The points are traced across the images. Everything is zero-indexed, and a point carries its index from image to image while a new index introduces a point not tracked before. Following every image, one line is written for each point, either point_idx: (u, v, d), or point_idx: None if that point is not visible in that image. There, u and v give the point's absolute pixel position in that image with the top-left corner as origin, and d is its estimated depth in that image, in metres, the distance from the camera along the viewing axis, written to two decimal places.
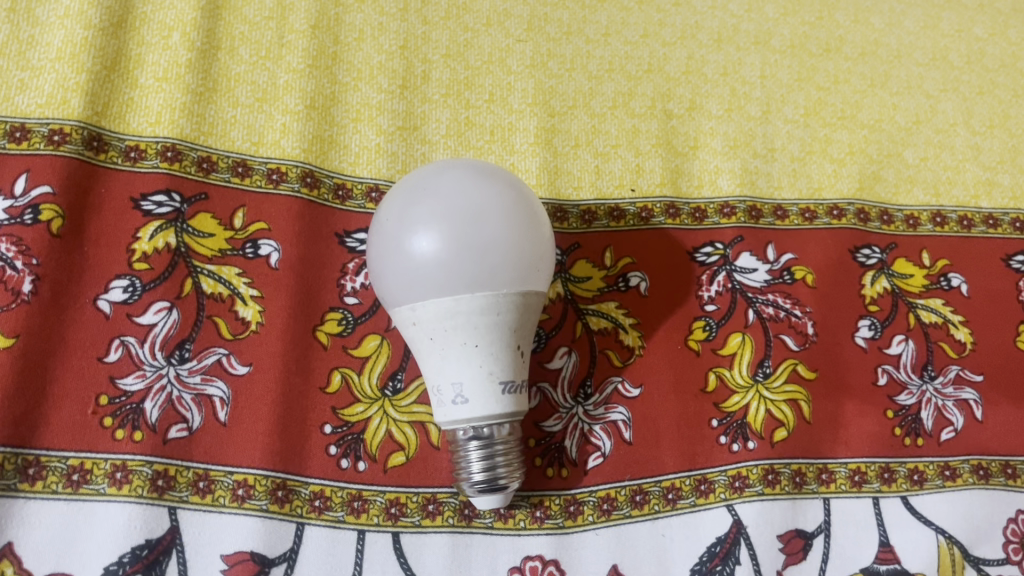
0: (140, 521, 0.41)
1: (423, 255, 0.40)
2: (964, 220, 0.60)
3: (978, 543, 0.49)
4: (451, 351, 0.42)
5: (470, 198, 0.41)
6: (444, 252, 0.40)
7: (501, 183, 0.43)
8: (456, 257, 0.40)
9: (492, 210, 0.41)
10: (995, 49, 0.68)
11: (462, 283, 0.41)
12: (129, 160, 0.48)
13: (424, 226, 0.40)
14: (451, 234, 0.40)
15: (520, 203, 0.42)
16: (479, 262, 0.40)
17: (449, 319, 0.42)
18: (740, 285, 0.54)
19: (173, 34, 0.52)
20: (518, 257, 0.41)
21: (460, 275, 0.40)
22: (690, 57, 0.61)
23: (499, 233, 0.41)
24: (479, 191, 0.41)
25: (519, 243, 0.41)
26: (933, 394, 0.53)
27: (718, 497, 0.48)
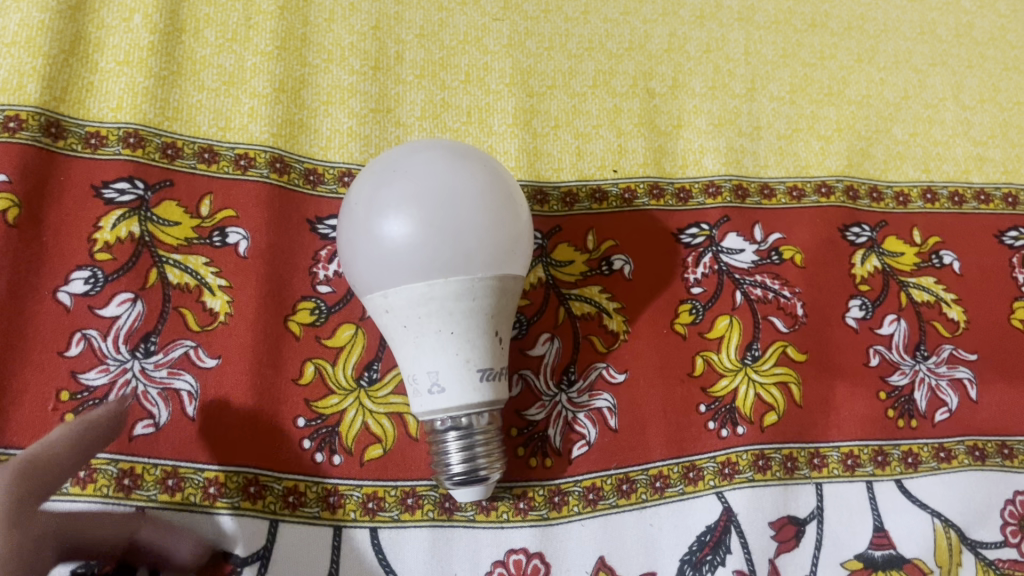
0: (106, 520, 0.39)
1: (395, 240, 0.38)
2: (955, 196, 0.58)
3: (975, 526, 0.48)
4: (426, 339, 0.41)
5: (443, 180, 0.39)
6: (417, 235, 0.38)
7: (477, 166, 0.41)
8: (428, 242, 0.38)
9: (467, 192, 0.39)
10: (985, 22, 0.66)
11: (436, 268, 0.39)
12: (89, 147, 0.46)
13: (397, 207, 0.39)
14: (424, 217, 0.38)
15: (495, 185, 0.41)
16: (454, 246, 0.39)
17: (422, 306, 0.40)
18: (727, 267, 0.52)
19: (134, 16, 0.50)
20: (493, 241, 0.40)
21: (433, 260, 0.39)
22: (672, 34, 0.60)
23: (474, 216, 0.39)
24: (453, 172, 0.40)
25: (495, 225, 0.40)
26: (926, 374, 0.52)
27: (708, 484, 0.46)
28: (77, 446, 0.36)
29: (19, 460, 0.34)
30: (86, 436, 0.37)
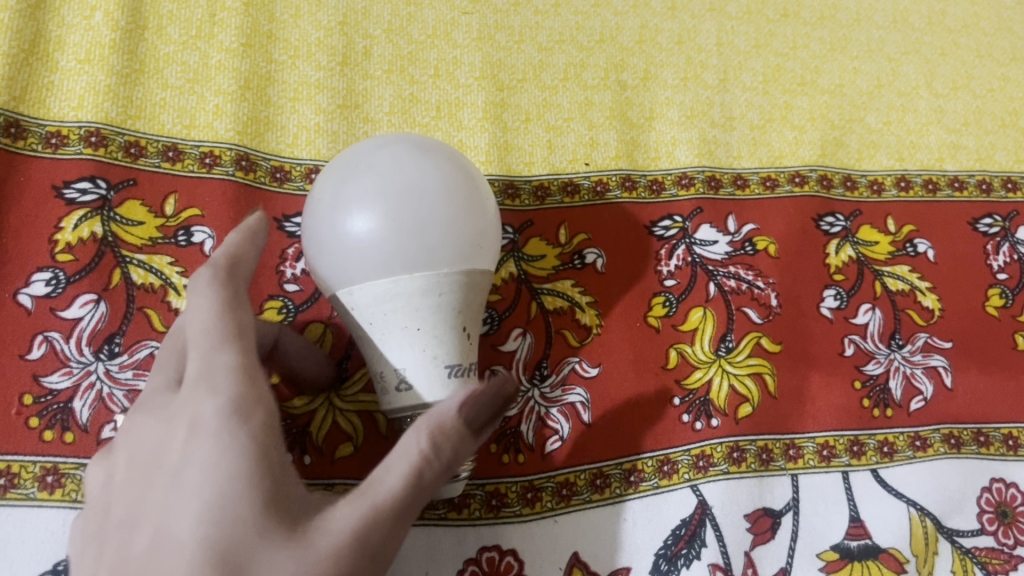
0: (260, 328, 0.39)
1: (358, 234, 0.37)
2: (930, 184, 0.58)
3: (952, 514, 0.47)
4: (393, 336, 0.40)
5: (409, 175, 0.38)
6: (381, 230, 0.37)
7: (442, 159, 0.40)
8: (393, 238, 0.37)
9: (433, 186, 0.38)
10: (957, 10, 0.66)
11: (400, 263, 0.38)
12: (50, 147, 0.46)
13: (362, 200, 0.38)
14: (389, 212, 0.37)
15: (460, 179, 0.40)
16: (419, 241, 0.38)
17: (387, 303, 0.39)
18: (700, 259, 0.52)
19: (95, 14, 0.50)
20: (458, 237, 0.39)
21: (399, 256, 0.38)
22: (644, 26, 0.59)
23: (440, 211, 0.38)
24: (418, 167, 0.39)
25: (462, 220, 0.39)
26: (901, 362, 0.51)
27: (682, 477, 0.46)
28: (256, 245, 0.37)
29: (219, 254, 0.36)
30: (261, 238, 0.37)
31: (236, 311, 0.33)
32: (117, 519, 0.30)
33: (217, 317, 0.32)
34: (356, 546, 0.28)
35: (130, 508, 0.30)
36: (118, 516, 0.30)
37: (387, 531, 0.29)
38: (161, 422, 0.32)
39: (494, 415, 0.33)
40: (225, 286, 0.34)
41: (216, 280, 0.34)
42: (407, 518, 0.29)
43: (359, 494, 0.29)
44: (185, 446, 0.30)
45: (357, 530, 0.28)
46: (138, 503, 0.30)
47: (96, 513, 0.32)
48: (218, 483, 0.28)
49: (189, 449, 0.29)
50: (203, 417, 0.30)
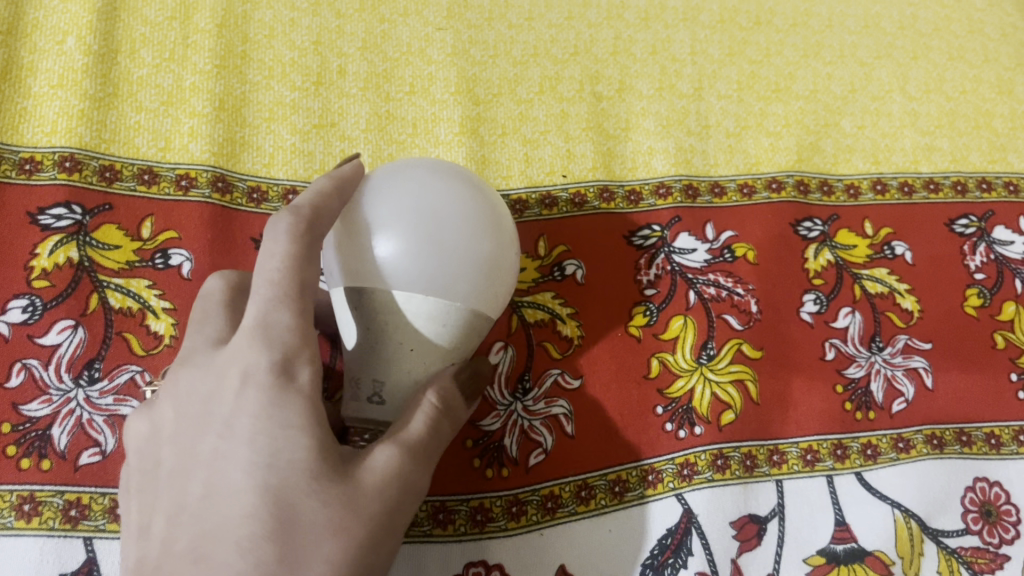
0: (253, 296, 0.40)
1: (378, 246, 0.35)
2: (905, 186, 0.59)
3: (937, 514, 0.47)
4: (384, 349, 0.37)
5: (441, 197, 0.36)
6: (404, 245, 0.35)
7: (478, 189, 0.38)
8: (413, 254, 0.35)
9: (463, 214, 0.36)
10: (928, 13, 0.67)
11: (415, 283, 0.35)
12: (24, 173, 0.46)
13: (390, 212, 0.35)
14: (415, 229, 0.35)
15: (492, 216, 0.38)
16: (440, 264, 0.35)
17: (390, 316, 0.36)
18: (680, 267, 0.52)
19: (67, 38, 0.50)
20: (482, 267, 0.36)
21: (415, 275, 0.35)
22: (617, 37, 0.60)
23: (462, 237, 0.35)
24: (451, 193, 0.37)
25: (488, 255, 0.36)
26: (882, 365, 0.51)
27: (667, 487, 0.46)
28: (341, 197, 0.36)
29: (304, 201, 0.34)
30: (347, 190, 0.37)
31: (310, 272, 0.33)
32: (169, 466, 0.32)
33: (288, 273, 0.32)
34: (400, 482, 0.32)
35: (179, 458, 0.32)
36: (168, 466, 0.32)
37: (420, 469, 0.33)
38: (209, 375, 0.33)
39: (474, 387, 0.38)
40: (302, 242, 0.33)
41: (297, 231, 0.33)
42: (428, 461, 0.34)
43: (392, 438, 0.33)
44: (237, 395, 0.31)
45: (399, 468, 0.32)
46: (188, 453, 0.32)
47: (147, 459, 0.34)
48: (275, 434, 0.30)
49: (239, 406, 0.31)
50: (256, 372, 0.31)
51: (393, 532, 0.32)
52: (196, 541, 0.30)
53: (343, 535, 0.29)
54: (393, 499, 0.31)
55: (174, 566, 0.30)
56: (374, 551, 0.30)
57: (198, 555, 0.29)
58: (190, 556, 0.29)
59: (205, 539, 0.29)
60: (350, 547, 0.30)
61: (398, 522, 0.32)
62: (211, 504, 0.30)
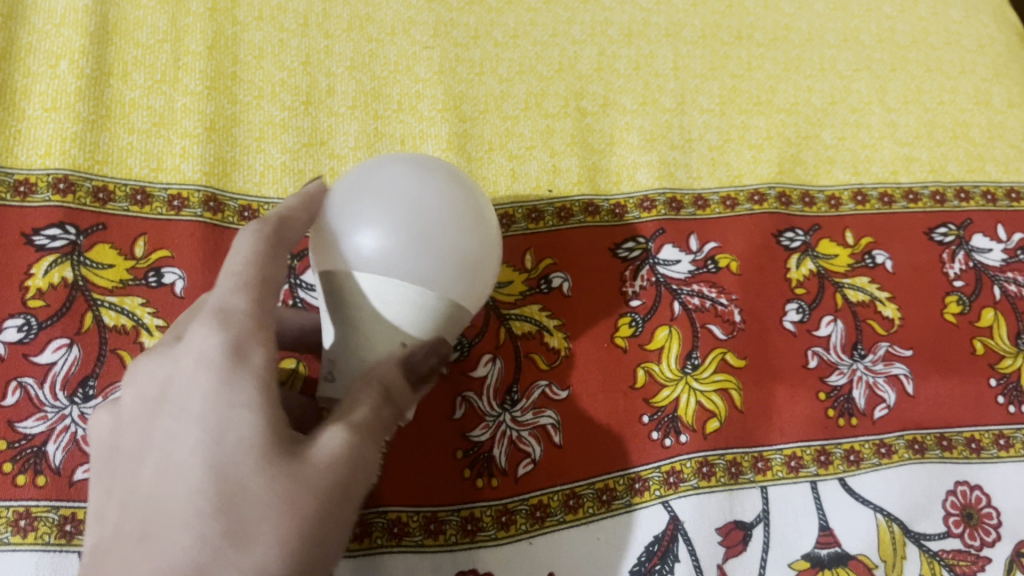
0: None
1: (338, 227, 0.36)
2: (885, 197, 0.60)
3: (918, 518, 0.48)
4: (340, 327, 0.37)
5: (408, 186, 0.36)
6: (364, 234, 0.35)
7: (468, 191, 0.38)
8: (357, 233, 0.35)
9: (422, 202, 0.35)
10: (906, 26, 0.68)
11: (355, 261, 0.35)
12: (19, 195, 0.47)
13: (373, 207, 0.35)
14: (366, 211, 0.35)
15: (461, 211, 0.36)
16: (413, 263, 0.34)
17: (339, 294, 0.36)
18: (664, 278, 0.53)
19: (61, 62, 0.51)
20: (458, 268, 0.36)
21: (355, 253, 0.35)
22: (601, 53, 0.61)
23: (407, 222, 0.35)
24: (424, 183, 0.36)
25: (435, 245, 0.35)
26: (863, 372, 0.52)
27: (653, 494, 0.47)
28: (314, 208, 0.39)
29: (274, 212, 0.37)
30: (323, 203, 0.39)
31: (270, 270, 0.35)
32: (128, 449, 0.33)
33: (248, 266, 0.34)
34: (348, 463, 0.32)
35: (137, 439, 0.32)
36: (127, 448, 0.33)
37: (365, 450, 0.33)
38: (163, 359, 0.33)
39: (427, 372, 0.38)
40: (265, 242, 0.36)
41: (261, 233, 0.36)
42: (377, 444, 0.34)
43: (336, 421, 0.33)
44: (191, 375, 0.31)
45: (341, 450, 0.32)
46: (145, 434, 0.32)
47: (108, 440, 0.34)
48: None
49: (193, 386, 0.31)
50: (209, 352, 0.31)
51: (346, 508, 0.32)
52: (145, 520, 0.30)
53: (288, 516, 0.30)
54: (342, 475, 0.32)
55: (124, 549, 0.30)
56: (326, 529, 0.31)
57: (146, 534, 0.30)
58: (139, 535, 0.30)
59: (153, 519, 0.30)
60: (297, 529, 0.30)
61: (348, 504, 0.32)
62: (158, 487, 0.30)
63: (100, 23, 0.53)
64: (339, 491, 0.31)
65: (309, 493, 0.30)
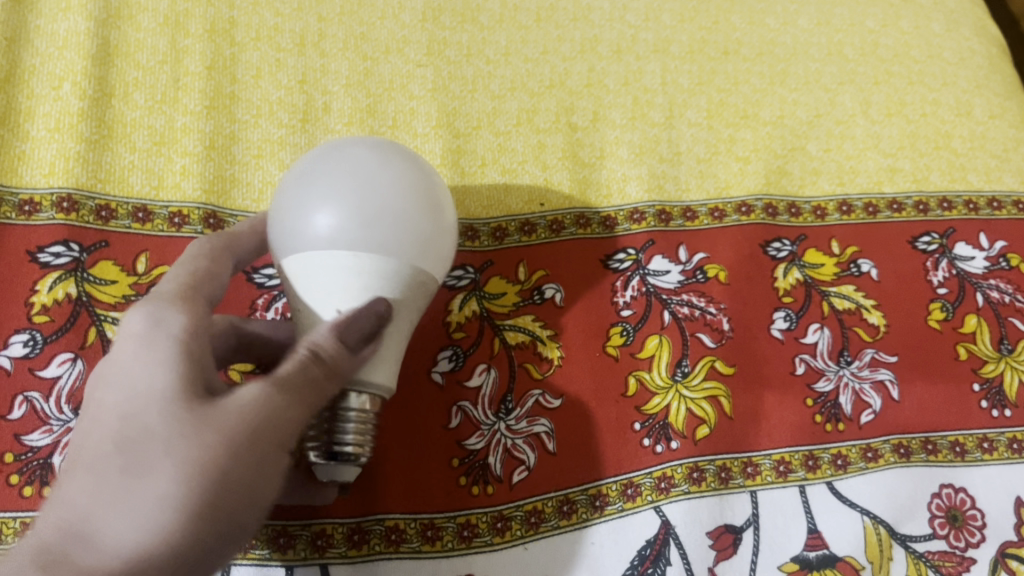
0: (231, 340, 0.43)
1: (281, 212, 0.39)
2: (870, 207, 0.61)
3: (904, 520, 0.49)
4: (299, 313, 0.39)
5: (341, 165, 0.38)
6: (298, 210, 0.37)
7: (421, 175, 0.39)
8: (293, 211, 0.38)
9: (350, 174, 0.37)
10: (888, 40, 0.69)
11: (293, 237, 0.37)
12: (23, 214, 0.48)
13: (327, 191, 0.37)
14: (301, 191, 0.38)
15: (389, 181, 0.38)
16: (336, 226, 0.36)
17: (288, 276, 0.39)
18: (654, 288, 0.55)
19: (63, 84, 0.53)
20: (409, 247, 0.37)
21: (291, 229, 0.37)
22: (591, 69, 0.63)
23: (333, 191, 0.37)
24: (356, 161, 0.38)
25: (358, 208, 0.36)
26: (850, 378, 0.54)
27: (645, 500, 0.48)
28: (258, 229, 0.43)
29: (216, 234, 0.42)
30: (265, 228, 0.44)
31: (214, 267, 0.39)
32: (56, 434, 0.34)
33: (183, 267, 0.38)
34: (258, 416, 0.32)
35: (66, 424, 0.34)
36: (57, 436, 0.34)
37: (289, 404, 0.33)
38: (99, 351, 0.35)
39: (373, 330, 0.36)
40: (204, 252, 0.40)
41: (200, 247, 0.40)
42: (303, 402, 0.33)
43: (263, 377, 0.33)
44: (118, 350, 0.33)
45: (258, 401, 0.32)
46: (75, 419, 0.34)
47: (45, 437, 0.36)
48: (265, 455, 0.32)
49: (118, 359, 0.33)
50: (135, 327, 0.34)
51: (259, 460, 0.32)
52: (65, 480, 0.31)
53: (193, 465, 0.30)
54: (250, 421, 0.32)
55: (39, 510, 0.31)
56: (235, 476, 0.31)
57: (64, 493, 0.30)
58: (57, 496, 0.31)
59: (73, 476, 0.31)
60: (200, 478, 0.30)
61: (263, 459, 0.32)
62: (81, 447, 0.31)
63: (101, 46, 0.55)
64: (245, 436, 0.31)
65: (212, 435, 0.31)
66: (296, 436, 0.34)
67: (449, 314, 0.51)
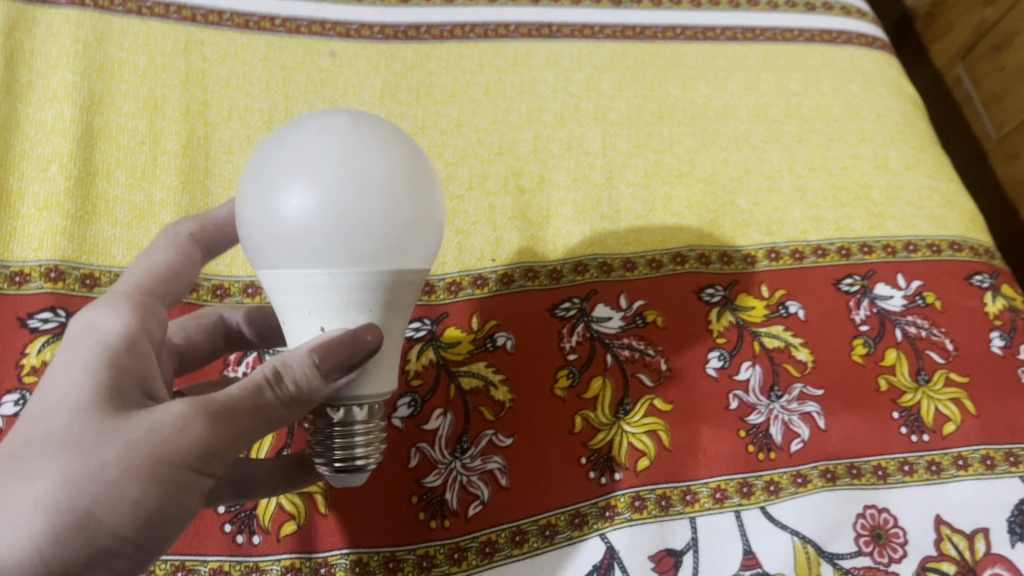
0: (217, 335, 0.51)
1: (263, 218, 0.36)
2: (796, 253, 0.66)
3: (831, 540, 0.54)
4: (290, 314, 0.39)
5: (320, 163, 0.35)
6: (287, 224, 0.35)
7: (392, 150, 0.37)
8: (281, 224, 0.36)
9: (335, 179, 0.35)
10: (811, 101, 0.76)
11: (286, 249, 0.36)
12: (14, 284, 0.53)
13: (287, 201, 0.35)
14: (285, 202, 0.35)
15: (377, 176, 0.36)
16: (336, 243, 0.35)
17: (281, 278, 0.38)
18: (598, 333, 0.60)
19: (51, 166, 0.58)
20: (387, 241, 0.36)
21: (285, 243, 0.36)
22: (537, 137, 0.69)
23: (323, 205, 0.35)
24: (334, 156, 0.35)
25: (357, 221, 0.35)
26: (779, 411, 0.58)
27: (592, 528, 0.52)
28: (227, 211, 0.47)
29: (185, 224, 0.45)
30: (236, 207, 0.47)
31: (174, 260, 0.43)
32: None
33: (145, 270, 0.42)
34: (169, 433, 0.33)
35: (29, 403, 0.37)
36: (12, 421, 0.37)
37: (217, 423, 0.34)
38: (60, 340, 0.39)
39: (353, 354, 0.36)
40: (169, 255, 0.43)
41: (164, 245, 0.44)
42: (233, 425, 0.35)
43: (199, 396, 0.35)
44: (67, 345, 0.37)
45: (178, 418, 0.34)
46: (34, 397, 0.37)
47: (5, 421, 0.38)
48: None
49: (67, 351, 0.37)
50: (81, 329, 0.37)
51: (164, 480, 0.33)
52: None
53: (100, 480, 0.32)
54: (156, 436, 0.33)
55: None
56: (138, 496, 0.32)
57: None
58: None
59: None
60: (105, 491, 0.32)
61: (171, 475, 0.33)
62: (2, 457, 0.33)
63: (86, 130, 0.60)
64: (144, 454, 0.32)
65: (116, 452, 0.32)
66: (223, 457, 0.35)
67: (408, 363, 0.56)
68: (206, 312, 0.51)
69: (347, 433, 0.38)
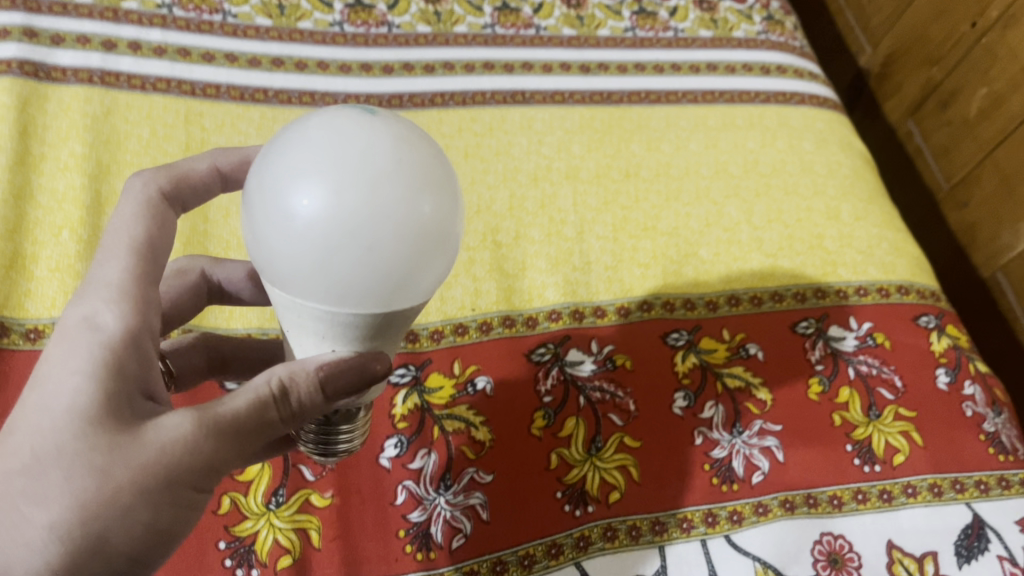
0: (200, 294, 0.55)
1: (274, 232, 0.33)
2: (755, 299, 0.71)
3: (790, 564, 0.58)
4: (299, 332, 0.39)
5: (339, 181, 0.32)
6: (300, 244, 0.33)
7: (419, 171, 0.34)
8: (293, 241, 0.33)
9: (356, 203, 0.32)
10: (768, 158, 0.82)
11: (298, 268, 0.34)
12: (29, 341, 0.58)
13: (304, 224, 0.32)
14: (298, 219, 0.32)
15: (400, 202, 0.33)
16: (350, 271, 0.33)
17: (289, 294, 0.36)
18: (570, 376, 0.64)
19: (63, 232, 0.62)
20: (398, 276, 0.34)
21: (295, 261, 0.33)
22: (512, 195, 0.74)
23: (342, 231, 0.32)
24: (355, 174, 0.32)
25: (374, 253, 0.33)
26: (741, 446, 0.63)
27: (567, 557, 0.56)
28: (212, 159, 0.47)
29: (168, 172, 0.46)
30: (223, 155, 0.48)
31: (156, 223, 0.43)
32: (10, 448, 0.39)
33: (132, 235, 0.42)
34: (178, 452, 0.37)
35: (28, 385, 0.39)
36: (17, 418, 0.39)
37: (220, 437, 0.38)
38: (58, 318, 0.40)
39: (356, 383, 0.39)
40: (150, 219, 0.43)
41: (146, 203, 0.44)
42: (234, 439, 0.38)
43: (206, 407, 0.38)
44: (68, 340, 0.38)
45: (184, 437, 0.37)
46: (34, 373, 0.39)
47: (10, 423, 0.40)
48: None
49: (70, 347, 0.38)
50: (82, 329, 0.39)
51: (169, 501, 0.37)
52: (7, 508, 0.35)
53: (115, 505, 0.36)
54: (164, 459, 0.36)
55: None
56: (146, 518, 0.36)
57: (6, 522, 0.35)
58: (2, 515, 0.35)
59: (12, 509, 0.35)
60: (119, 515, 0.36)
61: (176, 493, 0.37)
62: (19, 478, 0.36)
63: (94, 197, 0.65)
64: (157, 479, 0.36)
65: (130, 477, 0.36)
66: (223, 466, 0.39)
67: (394, 406, 0.60)
68: (188, 270, 0.54)
69: (330, 430, 0.43)
